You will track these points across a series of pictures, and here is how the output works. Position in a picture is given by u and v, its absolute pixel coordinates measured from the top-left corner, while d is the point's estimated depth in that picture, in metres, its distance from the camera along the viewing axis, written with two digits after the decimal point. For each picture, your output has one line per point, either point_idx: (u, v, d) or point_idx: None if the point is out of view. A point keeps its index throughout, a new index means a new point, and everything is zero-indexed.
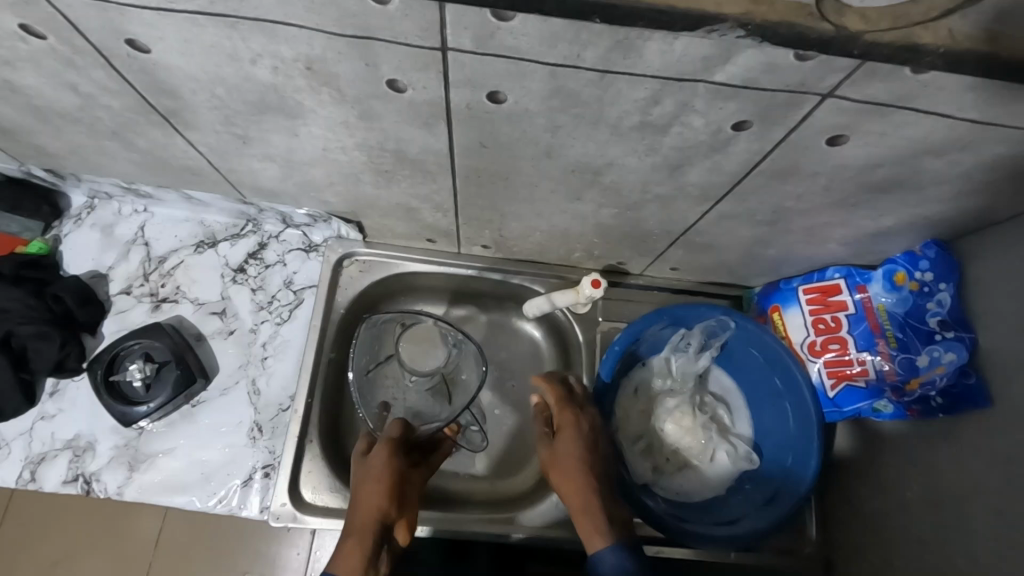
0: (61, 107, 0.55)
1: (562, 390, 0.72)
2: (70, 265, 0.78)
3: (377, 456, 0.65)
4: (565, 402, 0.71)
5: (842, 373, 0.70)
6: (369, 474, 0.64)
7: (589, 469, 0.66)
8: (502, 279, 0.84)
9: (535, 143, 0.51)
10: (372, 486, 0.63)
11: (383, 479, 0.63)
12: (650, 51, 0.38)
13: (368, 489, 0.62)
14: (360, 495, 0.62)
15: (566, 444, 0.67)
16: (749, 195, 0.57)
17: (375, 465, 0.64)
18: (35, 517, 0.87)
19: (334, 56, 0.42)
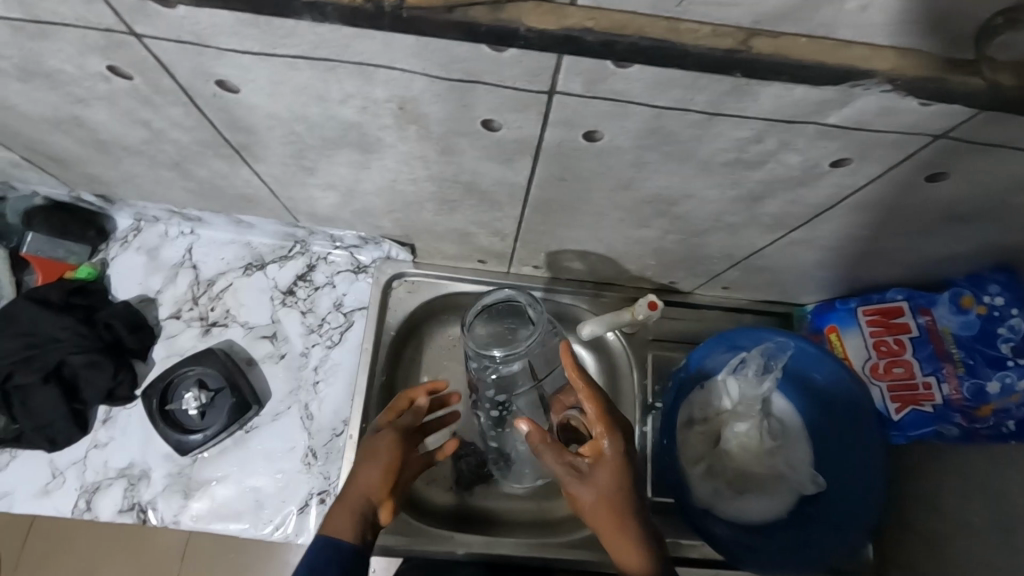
0: (127, 141, 0.53)
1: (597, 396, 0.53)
2: (117, 289, 0.78)
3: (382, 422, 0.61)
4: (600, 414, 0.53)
5: (908, 397, 0.68)
6: (371, 449, 0.58)
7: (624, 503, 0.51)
8: (548, 298, 0.80)
9: (618, 176, 0.49)
10: (369, 455, 0.58)
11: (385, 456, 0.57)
12: (767, 96, 0.37)
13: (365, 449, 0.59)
14: (365, 459, 0.57)
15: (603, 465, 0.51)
16: (825, 222, 0.56)
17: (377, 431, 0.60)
18: (70, 533, 0.99)
19: (430, 98, 0.40)
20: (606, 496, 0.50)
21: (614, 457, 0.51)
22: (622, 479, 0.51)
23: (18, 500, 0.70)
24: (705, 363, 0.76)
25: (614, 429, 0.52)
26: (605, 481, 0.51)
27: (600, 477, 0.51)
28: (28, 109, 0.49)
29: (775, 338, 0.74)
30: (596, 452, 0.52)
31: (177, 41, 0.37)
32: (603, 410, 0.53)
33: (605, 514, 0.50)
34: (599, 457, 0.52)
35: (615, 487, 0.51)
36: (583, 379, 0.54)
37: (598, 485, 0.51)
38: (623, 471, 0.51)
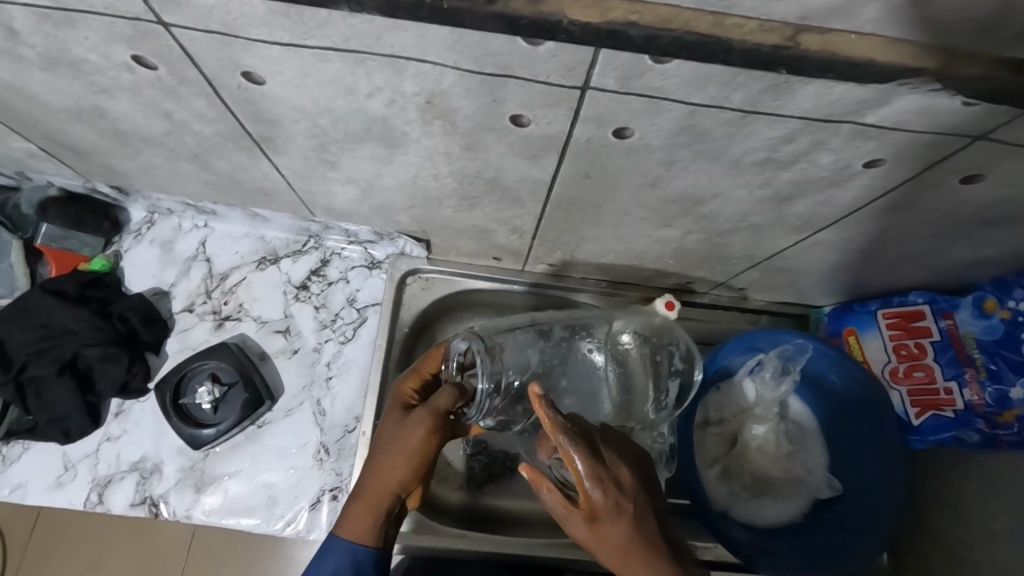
0: (148, 132, 0.53)
1: (579, 453, 0.47)
2: (131, 282, 0.77)
3: (421, 419, 0.54)
4: (588, 471, 0.48)
5: (928, 401, 0.68)
6: (400, 446, 0.55)
7: (641, 543, 0.48)
8: (558, 297, 0.79)
9: (644, 174, 0.49)
10: (403, 460, 0.55)
11: (413, 455, 0.55)
12: (805, 94, 0.36)
13: (393, 450, 0.55)
14: (390, 451, 0.55)
15: (605, 518, 0.48)
16: (851, 224, 0.55)
17: (415, 432, 0.54)
18: (73, 524, 0.99)
19: (459, 91, 0.40)
20: (618, 548, 0.48)
21: (609, 514, 0.48)
22: (623, 536, 0.48)
23: (30, 492, 0.70)
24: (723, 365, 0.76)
25: (602, 480, 0.48)
26: (605, 538, 0.48)
27: (598, 535, 0.49)
28: (49, 99, 0.49)
29: (793, 340, 0.73)
30: (589, 509, 0.48)
31: (205, 31, 0.36)
32: (589, 470, 0.47)
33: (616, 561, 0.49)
34: (593, 516, 0.48)
35: (616, 544, 0.48)
36: (563, 441, 0.47)
37: (597, 541, 0.49)
38: (623, 529, 0.48)
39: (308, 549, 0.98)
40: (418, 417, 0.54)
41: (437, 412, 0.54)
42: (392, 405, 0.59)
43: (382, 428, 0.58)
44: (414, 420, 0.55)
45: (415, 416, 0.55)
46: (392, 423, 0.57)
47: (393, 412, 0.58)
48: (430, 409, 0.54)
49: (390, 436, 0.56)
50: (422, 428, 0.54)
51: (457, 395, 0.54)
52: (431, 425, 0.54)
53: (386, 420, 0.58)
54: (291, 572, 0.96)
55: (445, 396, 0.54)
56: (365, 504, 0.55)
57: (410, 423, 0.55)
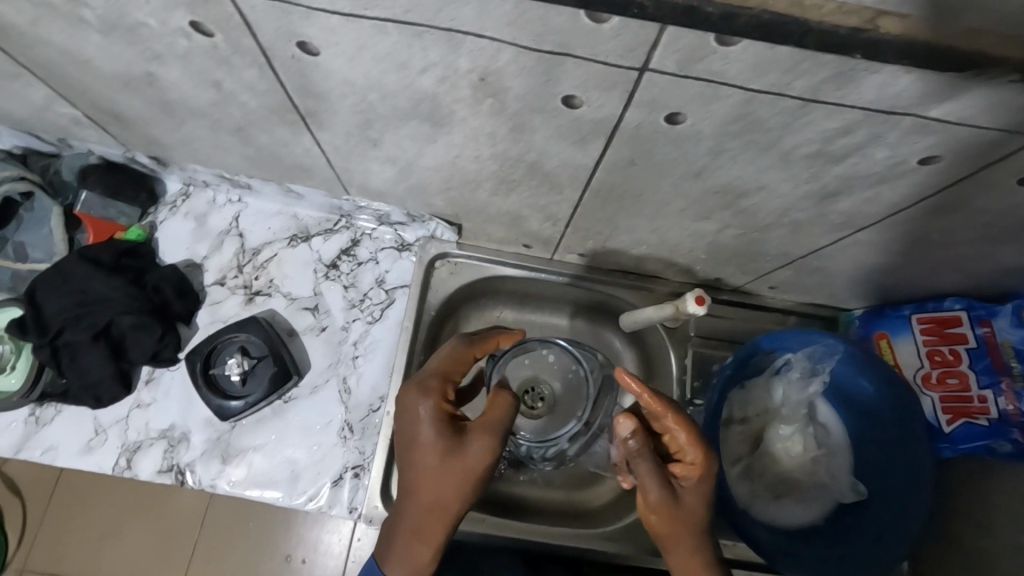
0: (195, 102, 0.53)
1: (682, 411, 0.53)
2: (165, 253, 0.78)
3: (485, 445, 0.51)
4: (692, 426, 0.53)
5: (960, 409, 0.67)
6: (456, 472, 0.50)
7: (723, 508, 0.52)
8: (581, 286, 0.78)
9: (689, 164, 0.48)
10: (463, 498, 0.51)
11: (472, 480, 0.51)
12: (870, 84, 0.35)
13: (452, 487, 0.51)
14: (441, 482, 0.50)
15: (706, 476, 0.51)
16: (895, 224, 0.54)
17: (478, 463, 0.51)
18: (84, 490, 1.10)
19: (514, 70, 0.39)
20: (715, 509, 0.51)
21: (706, 482, 0.51)
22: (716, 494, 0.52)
23: (61, 455, 0.72)
24: (752, 365, 0.75)
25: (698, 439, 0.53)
26: (695, 510, 0.50)
27: (694, 504, 0.51)
28: (102, 64, 0.49)
29: (823, 341, 0.71)
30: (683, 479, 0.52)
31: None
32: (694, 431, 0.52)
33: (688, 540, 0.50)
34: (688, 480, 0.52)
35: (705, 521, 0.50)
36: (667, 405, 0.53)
37: (689, 513, 0.50)
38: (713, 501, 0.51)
39: (317, 529, 1.09)
40: (480, 445, 0.51)
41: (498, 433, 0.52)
42: (433, 424, 0.52)
43: (428, 454, 0.51)
44: (475, 446, 0.51)
45: (477, 442, 0.51)
46: (441, 451, 0.51)
47: (442, 438, 0.51)
48: (493, 432, 0.52)
49: (447, 469, 0.50)
50: (485, 457, 0.51)
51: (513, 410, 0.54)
52: (493, 453, 0.52)
53: (430, 443, 0.51)
54: (301, 549, 1.08)
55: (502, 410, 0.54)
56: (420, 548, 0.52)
57: (472, 455, 0.51)
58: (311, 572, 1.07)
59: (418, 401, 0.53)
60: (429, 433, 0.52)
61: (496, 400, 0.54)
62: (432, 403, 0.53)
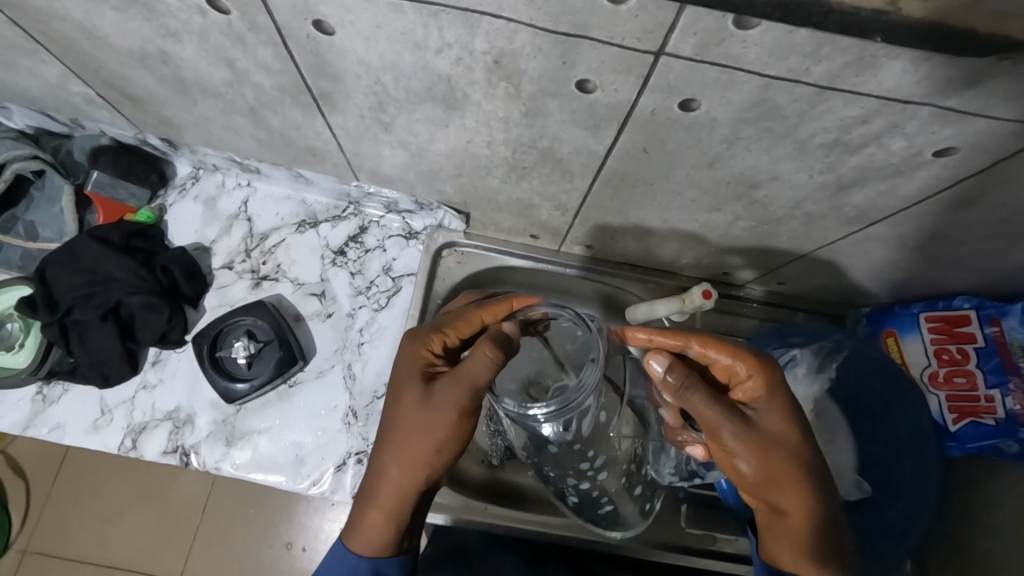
0: (208, 81, 0.53)
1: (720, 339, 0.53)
2: (173, 236, 0.79)
3: (450, 399, 0.50)
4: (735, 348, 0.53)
5: (967, 408, 0.67)
6: (421, 423, 0.52)
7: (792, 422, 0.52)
8: (589, 278, 0.78)
9: (702, 152, 0.48)
10: (423, 456, 0.52)
11: (439, 433, 0.51)
12: (889, 71, 0.35)
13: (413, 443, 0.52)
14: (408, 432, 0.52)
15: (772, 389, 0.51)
16: (909, 218, 0.54)
17: (443, 417, 0.51)
18: (85, 471, 1.11)
19: (530, 52, 0.39)
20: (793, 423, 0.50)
21: (775, 395, 0.51)
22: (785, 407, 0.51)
23: (68, 433, 0.72)
24: None
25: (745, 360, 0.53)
26: (777, 424, 0.50)
27: (774, 426, 0.50)
28: (117, 41, 0.49)
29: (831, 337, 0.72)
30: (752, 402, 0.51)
31: None
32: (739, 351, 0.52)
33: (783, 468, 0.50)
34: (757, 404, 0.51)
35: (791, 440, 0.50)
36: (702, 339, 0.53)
37: (769, 436, 0.50)
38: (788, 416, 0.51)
39: (318, 517, 1.09)
40: (445, 398, 0.50)
41: (470, 387, 0.49)
42: (411, 376, 0.54)
43: (402, 404, 0.53)
44: (439, 401, 0.51)
45: (443, 392, 0.50)
46: (415, 399, 0.53)
47: (414, 389, 0.53)
48: (465, 386, 0.49)
49: (415, 418, 0.52)
50: (449, 413, 0.51)
51: (495, 367, 0.47)
52: (462, 405, 0.50)
53: (401, 395, 0.54)
54: (302, 537, 1.08)
55: (476, 364, 0.47)
56: (375, 510, 0.53)
57: (435, 410, 0.51)
58: (311, 560, 1.07)
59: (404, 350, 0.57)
60: (408, 383, 0.54)
61: (476, 349, 0.47)
62: (414, 353, 0.56)
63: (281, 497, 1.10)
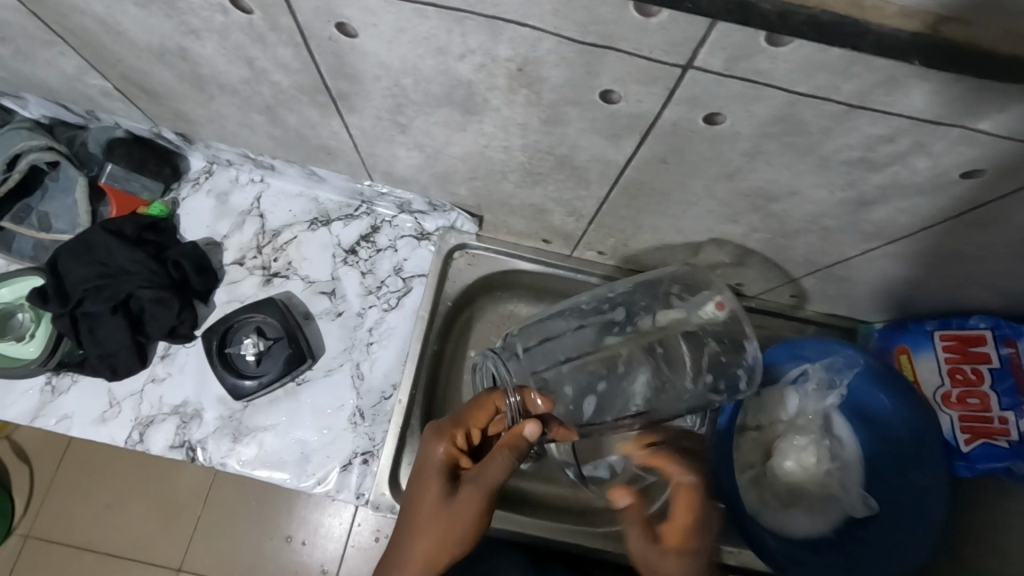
0: (227, 79, 0.53)
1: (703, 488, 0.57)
2: (186, 230, 0.79)
3: (471, 500, 0.56)
4: (694, 500, 0.56)
5: (980, 429, 0.66)
6: (447, 517, 0.56)
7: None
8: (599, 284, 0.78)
9: (723, 164, 0.47)
10: (445, 549, 0.56)
11: (461, 527, 0.56)
12: (921, 91, 0.34)
13: (437, 534, 0.56)
14: (430, 522, 0.56)
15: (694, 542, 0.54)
16: (928, 237, 0.53)
17: (463, 512, 0.56)
18: (89, 459, 1.12)
19: (553, 60, 0.39)
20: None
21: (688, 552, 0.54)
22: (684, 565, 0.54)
23: (76, 424, 0.72)
24: (770, 375, 0.74)
25: (704, 514, 0.56)
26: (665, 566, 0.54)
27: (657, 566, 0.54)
28: (137, 36, 0.49)
29: (845, 352, 0.71)
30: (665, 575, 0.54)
31: None
32: (695, 502, 0.56)
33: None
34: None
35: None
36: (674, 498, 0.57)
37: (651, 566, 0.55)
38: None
39: (318, 512, 1.09)
40: (467, 504, 0.56)
41: (488, 487, 0.56)
42: (437, 469, 0.58)
43: (424, 493, 0.58)
44: (461, 504, 0.56)
45: (467, 490, 0.56)
46: (436, 492, 0.57)
47: (438, 480, 0.58)
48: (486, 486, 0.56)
49: (436, 513, 0.56)
50: (471, 517, 0.56)
51: (507, 467, 0.56)
52: (482, 508, 0.56)
53: (424, 487, 0.58)
54: (301, 531, 1.09)
55: (494, 467, 0.56)
56: None
57: (457, 511, 0.56)
58: (310, 554, 1.08)
59: (432, 445, 0.59)
60: (432, 472, 0.58)
61: (497, 454, 0.56)
62: (442, 451, 0.59)
63: (282, 491, 1.10)
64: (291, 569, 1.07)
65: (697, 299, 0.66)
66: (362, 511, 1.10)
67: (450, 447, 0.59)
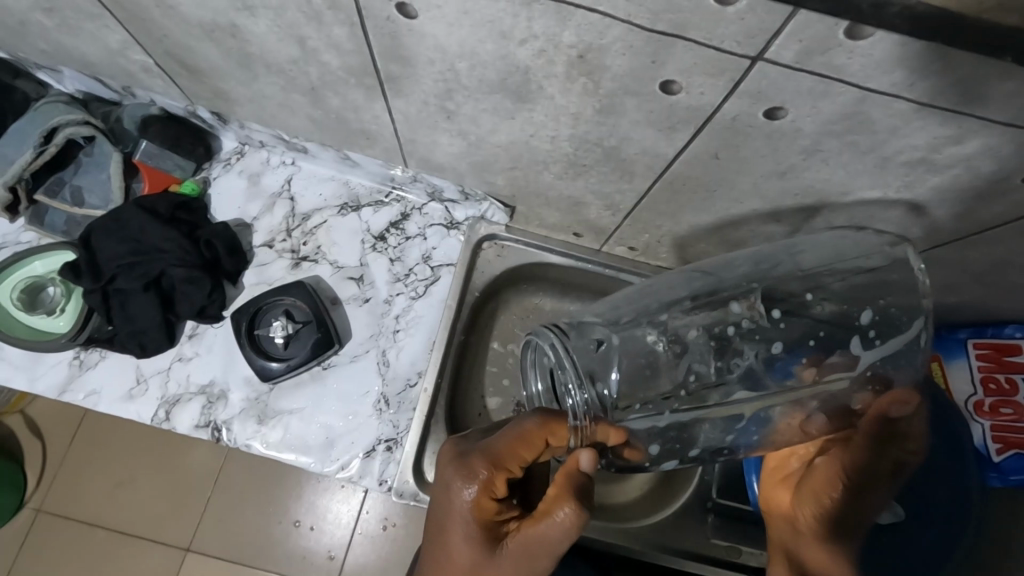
0: (274, 58, 0.52)
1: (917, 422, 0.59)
2: (216, 210, 0.78)
3: (519, 562, 0.50)
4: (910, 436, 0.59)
5: (1011, 439, 0.67)
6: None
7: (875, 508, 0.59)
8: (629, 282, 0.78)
9: (776, 162, 0.47)
10: None
11: None
12: (999, 92, 0.33)
13: None
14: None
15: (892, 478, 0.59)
16: (976, 244, 0.52)
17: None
18: (103, 436, 1.12)
19: (618, 48, 0.38)
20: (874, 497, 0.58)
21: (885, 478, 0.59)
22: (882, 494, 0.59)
23: (103, 400, 0.72)
24: None
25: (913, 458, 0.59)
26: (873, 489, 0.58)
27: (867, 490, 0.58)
28: (188, 11, 0.49)
29: None
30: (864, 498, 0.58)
31: None
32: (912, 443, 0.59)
33: (802, 501, 0.59)
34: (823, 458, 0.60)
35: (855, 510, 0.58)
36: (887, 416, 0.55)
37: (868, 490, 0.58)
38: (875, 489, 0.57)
39: (327, 498, 1.10)
40: (512, 568, 0.50)
41: (539, 550, 0.50)
42: (476, 523, 0.51)
43: (461, 551, 0.51)
44: (505, 570, 0.50)
45: (515, 556, 0.50)
46: (475, 554, 0.51)
47: (475, 542, 0.51)
48: (536, 549, 0.50)
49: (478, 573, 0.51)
50: None
51: (568, 527, 0.49)
52: (530, 570, 0.50)
53: (460, 546, 0.51)
54: (309, 516, 1.09)
55: (548, 530, 0.49)
56: None
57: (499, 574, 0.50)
58: (318, 539, 1.08)
59: (465, 496, 0.51)
60: (470, 529, 0.51)
61: (552, 514, 0.49)
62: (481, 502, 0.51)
63: (293, 475, 1.11)
64: (300, 553, 1.07)
65: (895, 349, 0.50)
66: (371, 498, 1.10)
67: (488, 497, 0.52)
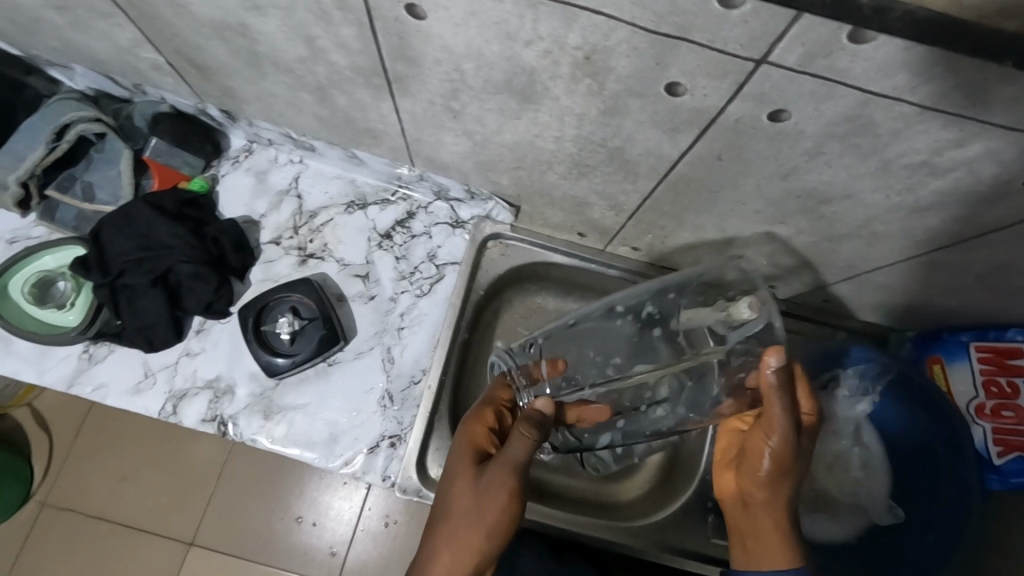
0: (283, 57, 0.53)
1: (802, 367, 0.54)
2: (224, 207, 0.79)
3: (501, 483, 0.54)
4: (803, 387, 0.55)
5: (1013, 442, 0.67)
6: (476, 503, 0.54)
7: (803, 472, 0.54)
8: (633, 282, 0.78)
9: (779, 164, 0.47)
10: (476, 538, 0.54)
11: (493, 512, 0.54)
12: (1001, 97, 0.34)
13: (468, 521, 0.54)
14: (460, 509, 0.54)
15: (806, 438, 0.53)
16: (977, 248, 0.53)
17: (492, 501, 0.54)
18: (110, 430, 1.13)
19: (623, 50, 0.39)
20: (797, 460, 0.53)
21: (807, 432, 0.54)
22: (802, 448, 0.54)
23: (111, 394, 0.73)
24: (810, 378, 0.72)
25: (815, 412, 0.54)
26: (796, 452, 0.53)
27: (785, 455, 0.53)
28: (199, 10, 0.50)
29: (880, 357, 0.69)
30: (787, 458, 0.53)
31: None
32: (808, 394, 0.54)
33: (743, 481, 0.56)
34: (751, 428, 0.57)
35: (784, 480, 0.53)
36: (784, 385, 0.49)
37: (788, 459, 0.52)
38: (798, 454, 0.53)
39: (329, 494, 1.11)
40: (493, 488, 0.54)
41: (513, 470, 0.54)
42: (466, 453, 0.57)
43: (455, 480, 0.56)
44: (489, 489, 0.54)
45: (495, 476, 0.54)
46: (466, 480, 0.55)
47: (466, 466, 0.56)
48: (513, 470, 0.54)
49: (465, 497, 0.55)
50: (500, 504, 0.54)
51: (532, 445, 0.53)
52: (509, 495, 0.54)
53: (455, 473, 0.57)
54: (311, 513, 1.10)
55: (518, 449, 0.54)
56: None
57: (484, 495, 0.54)
58: (320, 536, 1.09)
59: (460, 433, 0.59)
60: (462, 458, 0.57)
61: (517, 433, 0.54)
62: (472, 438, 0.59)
63: (295, 471, 1.12)
64: (301, 549, 1.08)
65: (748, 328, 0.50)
66: (373, 495, 1.11)
67: (481, 425, 0.59)
